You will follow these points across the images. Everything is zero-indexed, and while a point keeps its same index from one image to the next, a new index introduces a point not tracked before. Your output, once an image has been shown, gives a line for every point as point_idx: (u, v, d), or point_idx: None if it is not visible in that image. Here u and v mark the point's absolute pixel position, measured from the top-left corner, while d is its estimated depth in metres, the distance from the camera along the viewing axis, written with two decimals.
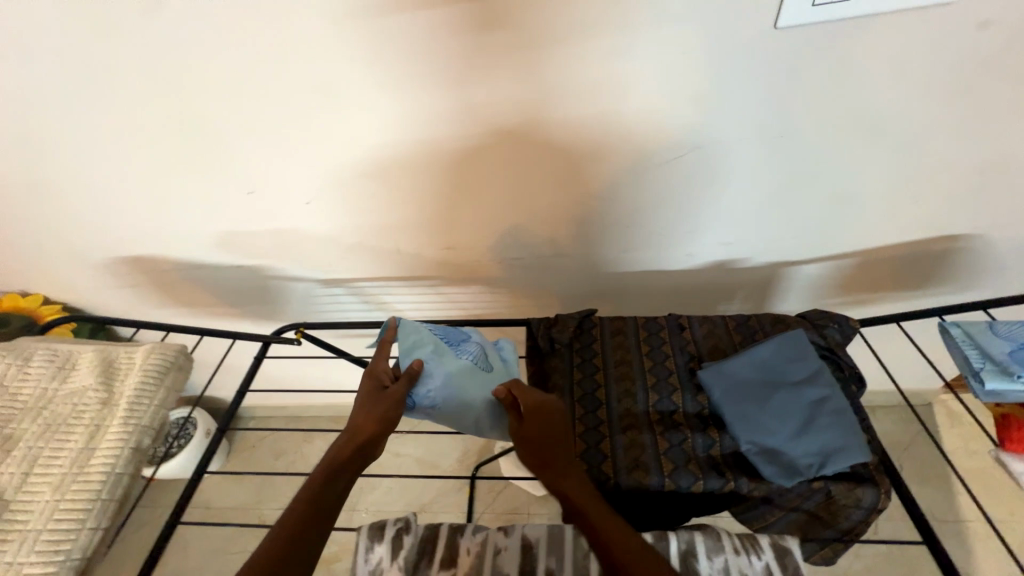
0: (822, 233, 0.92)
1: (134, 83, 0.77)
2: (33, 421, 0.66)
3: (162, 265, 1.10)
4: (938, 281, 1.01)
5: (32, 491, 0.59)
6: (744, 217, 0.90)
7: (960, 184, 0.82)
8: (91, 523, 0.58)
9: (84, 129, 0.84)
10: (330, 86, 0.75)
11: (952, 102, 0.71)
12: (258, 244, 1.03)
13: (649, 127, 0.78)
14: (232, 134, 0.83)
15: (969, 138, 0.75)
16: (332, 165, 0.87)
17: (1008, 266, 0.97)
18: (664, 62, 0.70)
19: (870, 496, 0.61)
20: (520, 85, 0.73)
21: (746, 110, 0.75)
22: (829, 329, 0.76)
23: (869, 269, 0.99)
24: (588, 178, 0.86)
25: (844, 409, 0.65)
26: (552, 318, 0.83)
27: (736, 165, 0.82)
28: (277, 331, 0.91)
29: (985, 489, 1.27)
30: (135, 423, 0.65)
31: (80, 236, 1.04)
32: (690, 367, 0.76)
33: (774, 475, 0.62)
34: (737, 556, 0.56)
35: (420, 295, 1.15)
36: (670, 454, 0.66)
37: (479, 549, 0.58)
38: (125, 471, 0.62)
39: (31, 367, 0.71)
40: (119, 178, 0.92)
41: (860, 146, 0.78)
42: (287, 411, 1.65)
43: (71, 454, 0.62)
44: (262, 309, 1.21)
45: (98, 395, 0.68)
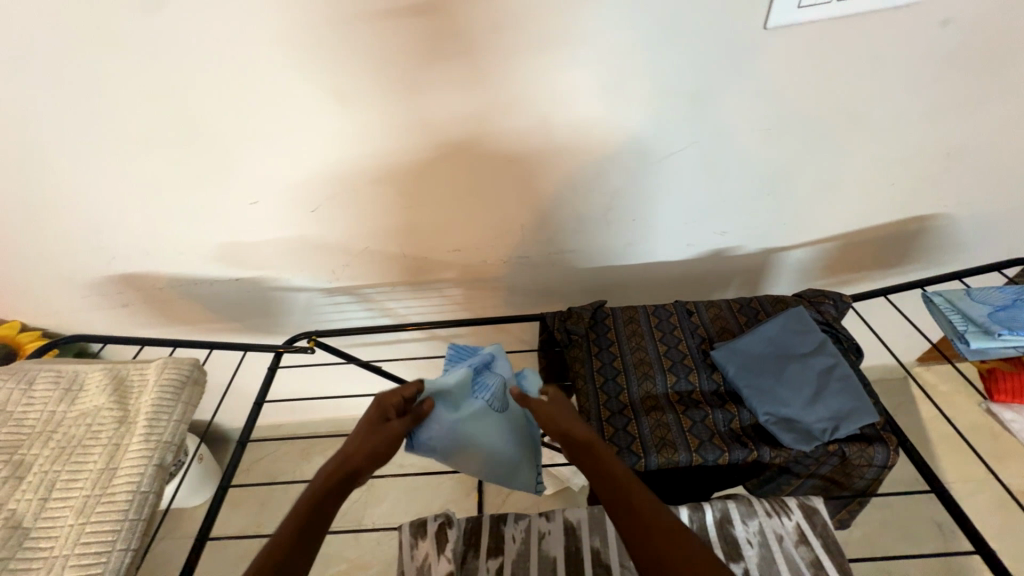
0: (808, 219, 0.99)
1: (133, 95, 0.75)
2: (44, 445, 0.63)
3: (157, 282, 1.07)
4: (910, 259, 1.11)
5: (53, 516, 0.57)
6: (737, 207, 0.96)
7: (928, 168, 0.90)
8: (121, 544, 0.56)
9: (77, 144, 0.81)
10: (336, 90, 0.76)
11: (919, 93, 0.78)
12: (259, 256, 1.02)
13: (647, 123, 0.82)
14: (231, 141, 0.82)
15: (935, 125, 0.83)
16: (333, 172, 0.87)
17: (970, 242, 1.06)
18: (660, 59, 0.74)
19: (881, 454, 0.68)
20: (477, 96, 0.77)
21: (737, 105, 0.80)
22: (824, 306, 0.83)
23: (850, 252, 1.07)
24: (586, 177, 0.90)
25: (849, 375, 0.72)
26: (566, 311, 0.85)
27: (729, 157, 0.87)
28: (289, 341, 0.90)
29: (962, 452, 1.37)
30: (156, 439, 0.63)
31: (67, 256, 1.00)
32: (702, 349, 0.81)
33: (793, 442, 0.69)
34: (769, 518, 0.65)
35: (425, 299, 1.15)
36: (695, 431, 0.72)
37: (525, 536, 0.65)
38: (151, 489, 0.60)
39: (36, 391, 0.68)
40: (110, 194, 0.89)
41: (840, 137, 0.85)
42: (284, 429, 1.61)
43: (92, 475, 0.60)
44: (262, 321, 1.20)
45: (112, 414, 0.65)
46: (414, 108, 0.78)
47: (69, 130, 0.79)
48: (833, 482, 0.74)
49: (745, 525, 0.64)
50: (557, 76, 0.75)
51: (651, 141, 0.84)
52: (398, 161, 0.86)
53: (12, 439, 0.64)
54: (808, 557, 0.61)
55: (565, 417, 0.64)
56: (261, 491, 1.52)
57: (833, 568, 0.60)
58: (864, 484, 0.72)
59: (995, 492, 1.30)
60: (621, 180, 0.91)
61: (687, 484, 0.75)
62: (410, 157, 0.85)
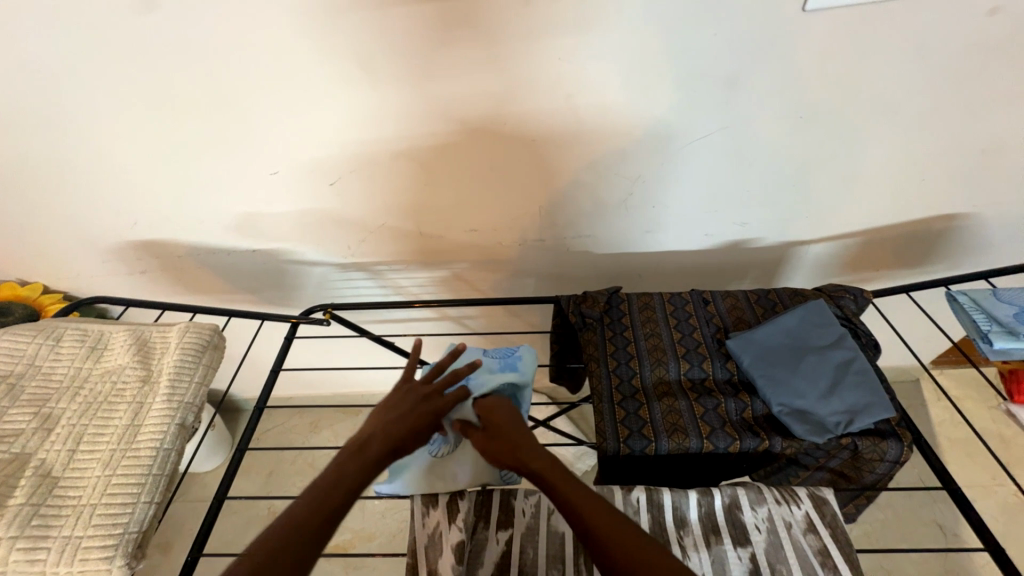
0: (831, 213, 0.97)
1: (158, 60, 0.75)
2: (71, 400, 0.65)
3: (175, 250, 1.08)
4: (932, 259, 1.09)
5: (82, 467, 0.59)
6: (759, 198, 0.95)
7: (960, 166, 0.88)
8: (145, 497, 0.58)
9: (101, 108, 0.81)
10: (360, 62, 0.75)
11: (959, 86, 0.76)
12: (276, 228, 1.03)
13: (674, 109, 0.80)
14: (253, 112, 0.82)
15: (971, 121, 0.81)
16: (352, 147, 0.87)
17: (996, 244, 1.04)
18: (693, 42, 0.72)
19: (894, 449, 0.68)
20: (497, 80, 0.76)
21: (769, 93, 0.78)
22: (844, 301, 0.82)
23: (871, 249, 1.06)
24: (606, 162, 0.89)
25: (867, 370, 0.72)
26: (581, 295, 0.86)
27: (755, 147, 0.86)
28: (305, 313, 0.91)
29: (969, 457, 1.36)
30: (179, 400, 0.65)
31: (88, 221, 1.02)
32: (717, 338, 0.81)
33: (806, 433, 0.69)
34: (778, 505, 0.65)
35: (437, 279, 1.16)
36: (707, 418, 0.72)
37: (534, 510, 0.68)
38: (173, 447, 0.62)
39: (63, 348, 0.70)
40: (132, 160, 0.90)
41: (873, 129, 0.83)
42: (294, 401, 1.64)
43: (118, 430, 0.62)
44: (276, 293, 1.21)
45: (136, 373, 0.67)
46: (432, 87, 0.78)
47: (93, 94, 0.79)
48: (842, 475, 0.74)
49: (754, 511, 0.65)
50: (579, 60, 0.74)
51: (675, 129, 0.83)
52: (415, 143, 0.86)
53: (41, 393, 0.66)
54: (815, 545, 0.62)
55: (505, 419, 0.63)
56: (269, 460, 1.56)
57: (839, 557, 0.61)
58: (874, 479, 0.72)
59: (999, 498, 1.30)
60: (641, 168, 0.90)
61: (695, 470, 0.76)
62: (427, 140, 0.85)
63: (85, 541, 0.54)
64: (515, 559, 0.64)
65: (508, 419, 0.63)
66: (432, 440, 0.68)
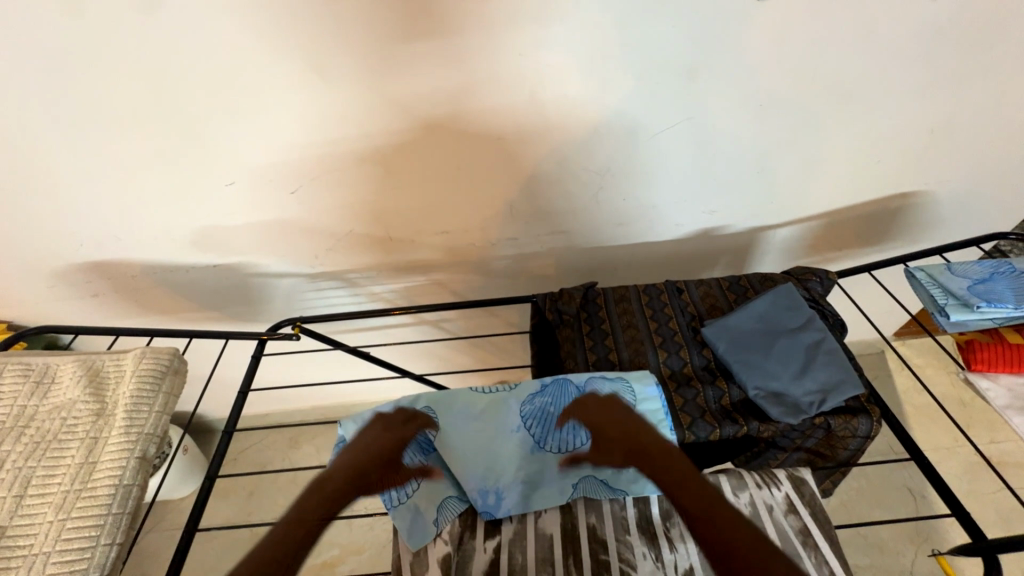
0: (796, 197, 1.00)
1: (89, 69, 0.70)
2: (16, 442, 0.60)
3: (129, 270, 1.02)
4: (891, 236, 1.13)
5: (32, 513, 0.55)
6: (726, 187, 0.96)
7: (913, 146, 0.91)
8: (105, 539, 0.54)
9: (32, 124, 0.75)
10: (315, 63, 0.72)
11: (909, 69, 0.79)
12: (238, 241, 0.98)
13: (641, 99, 0.80)
14: (201, 120, 0.77)
15: (920, 103, 0.84)
16: (312, 151, 0.83)
17: (948, 219, 1.09)
18: (655, 33, 0.72)
19: (865, 425, 0.71)
20: (461, 78, 0.75)
21: (731, 81, 0.79)
22: (811, 283, 0.84)
23: (834, 229, 1.09)
24: (573, 156, 0.88)
25: (837, 349, 0.74)
26: (557, 293, 0.87)
27: (722, 136, 0.87)
28: (272, 328, 0.87)
29: (933, 421, 1.44)
30: (137, 432, 0.61)
31: (29, 244, 0.95)
32: (692, 326, 0.82)
33: (781, 415, 0.70)
34: (760, 489, 0.67)
35: (413, 283, 1.13)
36: (687, 409, 0.74)
37: (521, 514, 0.67)
38: (133, 483, 0.58)
39: (4, 385, 0.65)
40: (72, 178, 0.84)
41: (829, 113, 0.85)
42: (270, 419, 1.58)
43: (70, 470, 0.58)
44: (243, 308, 1.16)
45: (88, 407, 0.63)
46: (391, 86, 0.75)
47: (19, 107, 0.73)
48: (819, 454, 0.76)
49: (737, 496, 0.67)
50: (540, 54, 0.73)
51: (642, 122, 0.83)
52: (380, 145, 0.83)
53: None
54: (796, 526, 0.64)
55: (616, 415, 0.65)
56: (248, 481, 1.50)
57: (820, 536, 0.63)
58: (848, 454, 0.75)
59: (961, 458, 1.37)
60: (611, 161, 0.89)
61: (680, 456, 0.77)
62: (390, 140, 0.82)
63: None
64: (503, 566, 0.64)
65: (619, 418, 0.64)
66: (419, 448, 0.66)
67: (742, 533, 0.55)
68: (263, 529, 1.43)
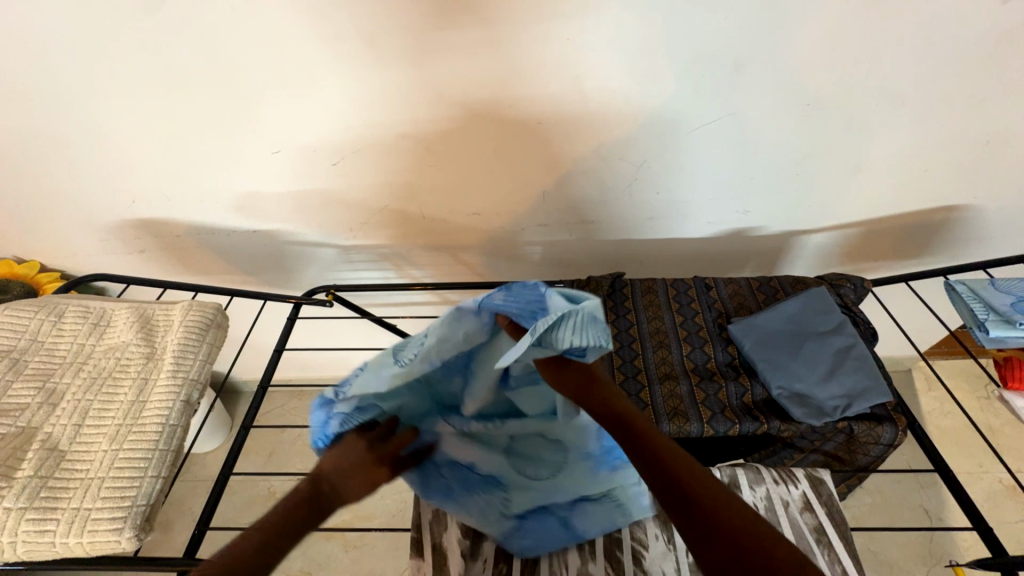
0: (835, 203, 0.98)
1: (158, 34, 0.73)
2: (76, 375, 0.66)
3: (174, 229, 1.07)
4: (931, 250, 1.10)
5: (88, 440, 0.60)
6: (763, 188, 0.95)
7: (965, 158, 0.88)
8: (152, 471, 0.58)
9: (100, 82, 0.80)
10: (367, 37, 0.73)
11: (969, 77, 0.76)
12: (278, 209, 1.02)
13: (687, 92, 0.79)
14: (254, 88, 0.80)
15: (978, 113, 0.81)
16: (356, 127, 0.85)
17: (994, 237, 1.05)
18: (709, 26, 0.71)
19: (889, 433, 0.70)
20: (508, 62, 0.75)
21: (781, 79, 0.77)
22: (844, 289, 0.83)
23: (872, 239, 1.07)
24: (612, 147, 0.88)
25: (866, 356, 0.74)
26: (584, 279, 0.88)
27: (764, 135, 0.85)
28: (306, 293, 0.91)
29: (956, 444, 1.40)
30: (183, 376, 0.65)
31: (86, 198, 1.00)
32: (718, 323, 0.82)
33: (804, 416, 0.70)
34: (776, 485, 0.70)
35: (439, 263, 1.16)
36: (708, 404, 0.74)
37: None
38: (178, 423, 0.63)
39: (65, 324, 0.70)
40: (130, 137, 0.88)
41: (879, 119, 0.83)
42: (292, 384, 1.64)
43: (123, 405, 0.63)
44: (277, 274, 1.21)
45: (140, 350, 0.67)
46: (438, 66, 0.76)
47: (89, 66, 0.77)
48: (837, 458, 0.77)
49: (752, 490, 0.70)
50: (589, 42, 0.73)
51: (684, 116, 0.82)
52: (422, 124, 0.85)
53: (44, 368, 0.66)
54: (811, 523, 0.67)
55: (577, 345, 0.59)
56: (269, 441, 1.57)
57: (834, 535, 0.65)
58: (867, 461, 0.75)
59: (985, 485, 1.33)
60: (649, 153, 0.89)
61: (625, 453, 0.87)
62: (432, 120, 0.84)
63: (93, 513, 0.54)
64: None
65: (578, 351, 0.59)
66: (397, 361, 0.56)
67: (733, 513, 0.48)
68: (279, 488, 1.49)
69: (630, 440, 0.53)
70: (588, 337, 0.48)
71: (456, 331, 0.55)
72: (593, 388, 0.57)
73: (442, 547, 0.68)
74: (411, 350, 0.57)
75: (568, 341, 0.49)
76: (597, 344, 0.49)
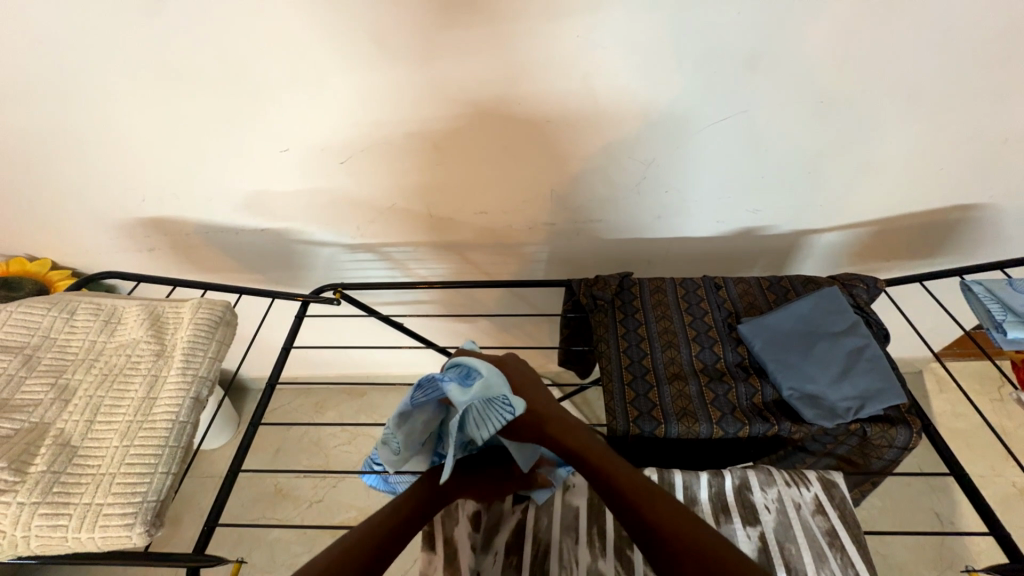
0: (849, 201, 0.96)
1: (168, 33, 0.74)
2: (87, 372, 0.66)
3: (183, 227, 1.08)
4: (945, 250, 1.08)
5: (99, 436, 0.60)
6: (773, 187, 0.94)
7: (982, 156, 0.87)
8: (162, 468, 0.58)
9: (109, 81, 0.80)
10: (375, 35, 0.73)
11: (987, 73, 0.74)
12: (286, 207, 1.02)
13: (696, 90, 0.78)
14: (263, 88, 0.80)
15: (995, 111, 0.79)
16: (363, 126, 0.85)
17: (1010, 237, 1.04)
18: (719, 23, 0.70)
19: (903, 435, 0.69)
20: (516, 60, 0.75)
21: (792, 77, 0.76)
22: (857, 290, 0.82)
23: (885, 238, 1.05)
24: (620, 145, 0.87)
25: (879, 357, 0.73)
26: (592, 278, 0.87)
27: (775, 133, 0.84)
28: (314, 291, 0.91)
29: (970, 447, 1.38)
30: (193, 373, 0.66)
31: (97, 197, 1.01)
32: (728, 322, 0.81)
33: (815, 417, 0.69)
34: (788, 487, 0.69)
35: (446, 261, 1.16)
36: (717, 404, 0.73)
37: (549, 484, 0.74)
38: (188, 420, 0.63)
39: (77, 321, 0.71)
40: (142, 137, 0.89)
41: (894, 115, 0.81)
42: (299, 382, 1.65)
43: (134, 401, 0.63)
44: (284, 273, 1.22)
45: (150, 347, 0.68)
46: (446, 64, 0.76)
47: (100, 66, 0.78)
48: (849, 462, 0.77)
49: (764, 492, 0.69)
50: (598, 39, 0.72)
51: (694, 114, 0.82)
52: (430, 123, 0.84)
53: (57, 364, 0.67)
54: (824, 526, 0.66)
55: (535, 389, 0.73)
56: (277, 438, 1.58)
57: (847, 538, 0.65)
58: (881, 465, 0.75)
59: (1000, 489, 1.31)
60: (658, 152, 0.88)
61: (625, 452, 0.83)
62: (440, 118, 0.84)
63: (105, 509, 0.55)
64: (529, 527, 0.71)
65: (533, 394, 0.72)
66: (388, 444, 0.62)
67: (687, 523, 0.54)
68: (287, 485, 1.50)
69: (587, 468, 0.63)
70: (491, 424, 0.60)
71: (414, 423, 0.61)
72: (546, 426, 0.68)
73: (453, 539, 0.66)
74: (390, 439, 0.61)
75: (479, 431, 0.61)
76: (501, 421, 0.60)
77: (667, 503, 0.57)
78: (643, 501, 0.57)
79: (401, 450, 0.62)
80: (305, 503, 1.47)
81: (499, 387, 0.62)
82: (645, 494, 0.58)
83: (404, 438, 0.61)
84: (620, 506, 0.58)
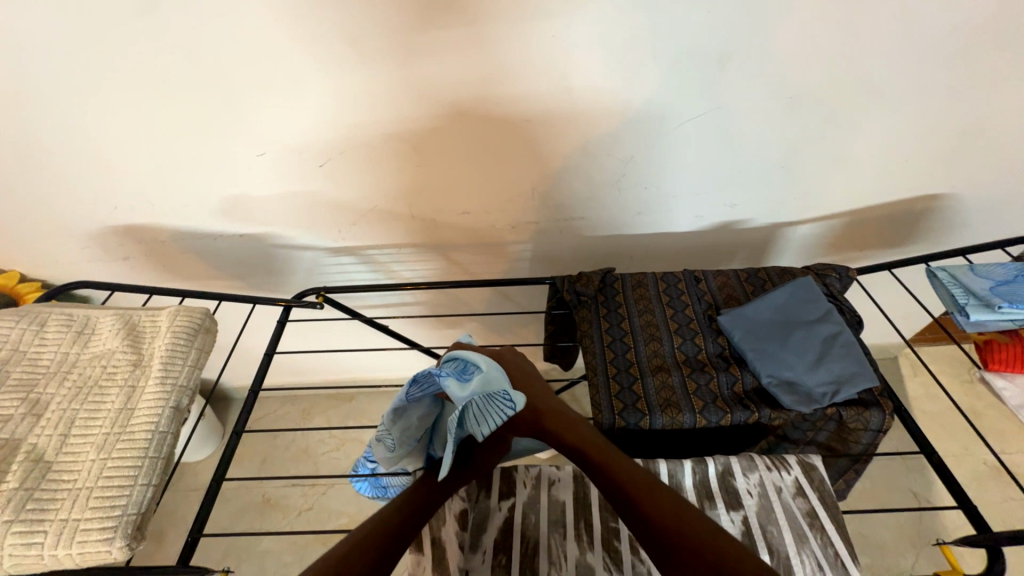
0: (821, 194, 0.99)
1: (137, 37, 0.72)
2: (61, 385, 0.64)
3: (159, 235, 1.05)
4: (913, 238, 1.12)
5: (75, 450, 0.58)
6: (749, 182, 0.97)
7: (943, 147, 0.90)
8: (142, 480, 0.57)
9: (76, 86, 0.78)
10: (351, 38, 0.73)
11: (945, 68, 0.78)
12: (265, 212, 1.01)
13: (671, 87, 0.80)
14: (239, 92, 0.79)
15: (954, 104, 0.83)
16: (342, 128, 0.85)
17: (972, 224, 1.08)
18: (690, 22, 0.72)
19: (877, 417, 0.72)
20: (494, 60, 0.75)
21: (762, 74, 0.78)
22: (830, 279, 0.85)
23: (856, 229, 1.09)
24: (599, 144, 0.88)
25: (852, 343, 0.75)
26: (575, 275, 0.88)
27: (748, 129, 0.87)
28: (297, 295, 0.90)
29: (942, 427, 1.43)
30: (172, 382, 0.64)
31: (67, 206, 0.98)
32: (708, 314, 0.83)
33: (793, 403, 0.72)
34: (769, 472, 0.71)
35: (430, 262, 1.16)
36: (700, 394, 0.75)
37: (535, 481, 0.75)
38: (168, 430, 0.62)
39: (48, 333, 0.69)
40: (111, 143, 0.87)
41: (860, 111, 0.84)
42: (284, 389, 1.63)
43: (111, 413, 0.62)
44: (266, 278, 1.20)
45: (126, 357, 0.66)
46: (424, 65, 0.76)
47: (65, 71, 0.76)
48: (832, 448, 0.80)
49: (746, 477, 0.71)
50: (574, 39, 0.73)
51: (670, 111, 0.83)
52: (409, 124, 0.84)
53: (27, 378, 0.65)
54: (804, 508, 0.68)
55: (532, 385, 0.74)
56: (263, 446, 1.55)
57: (826, 519, 0.67)
58: (862, 449, 0.77)
59: (971, 467, 1.37)
60: (637, 149, 0.90)
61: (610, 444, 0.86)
62: (420, 118, 0.84)
63: (82, 524, 0.53)
64: (517, 525, 0.71)
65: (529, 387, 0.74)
66: (384, 442, 0.61)
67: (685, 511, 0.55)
68: (274, 494, 1.47)
69: (586, 460, 0.64)
70: (491, 418, 0.62)
71: (410, 418, 0.62)
72: (543, 421, 0.70)
73: (441, 539, 0.68)
74: (388, 436, 0.61)
75: (479, 426, 0.62)
76: (500, 416, 0.62)
77: (666, 492, 0.58)
78: (641, 490, 0.59)
79: (396, 447, 0.61)
80: (294, 511, 1.45)
81: (496, 383, 0.62)
82: (644, 481, 0.60)
83: (400, 434, 0.61)
84: (618, 496, 0.59)
